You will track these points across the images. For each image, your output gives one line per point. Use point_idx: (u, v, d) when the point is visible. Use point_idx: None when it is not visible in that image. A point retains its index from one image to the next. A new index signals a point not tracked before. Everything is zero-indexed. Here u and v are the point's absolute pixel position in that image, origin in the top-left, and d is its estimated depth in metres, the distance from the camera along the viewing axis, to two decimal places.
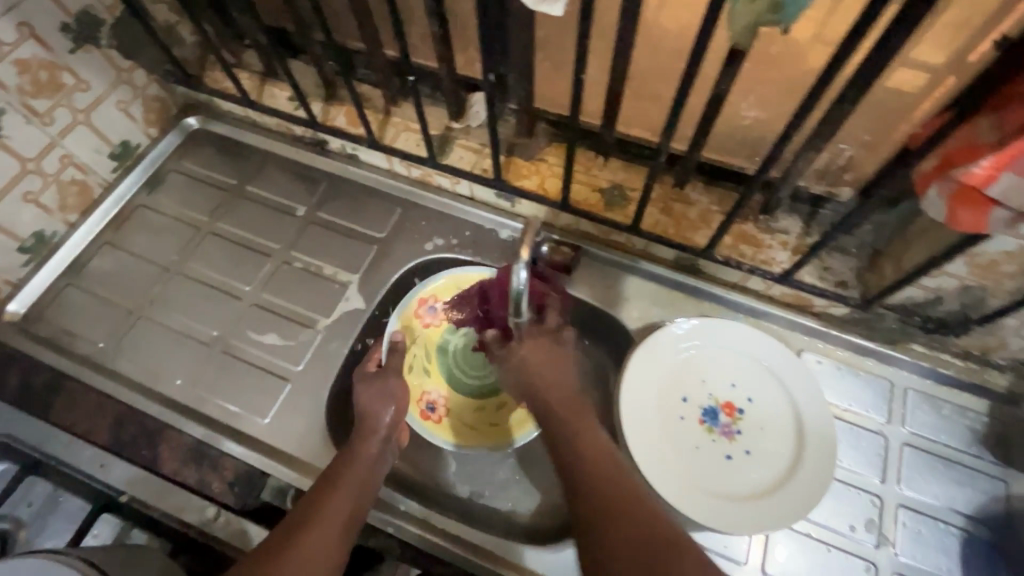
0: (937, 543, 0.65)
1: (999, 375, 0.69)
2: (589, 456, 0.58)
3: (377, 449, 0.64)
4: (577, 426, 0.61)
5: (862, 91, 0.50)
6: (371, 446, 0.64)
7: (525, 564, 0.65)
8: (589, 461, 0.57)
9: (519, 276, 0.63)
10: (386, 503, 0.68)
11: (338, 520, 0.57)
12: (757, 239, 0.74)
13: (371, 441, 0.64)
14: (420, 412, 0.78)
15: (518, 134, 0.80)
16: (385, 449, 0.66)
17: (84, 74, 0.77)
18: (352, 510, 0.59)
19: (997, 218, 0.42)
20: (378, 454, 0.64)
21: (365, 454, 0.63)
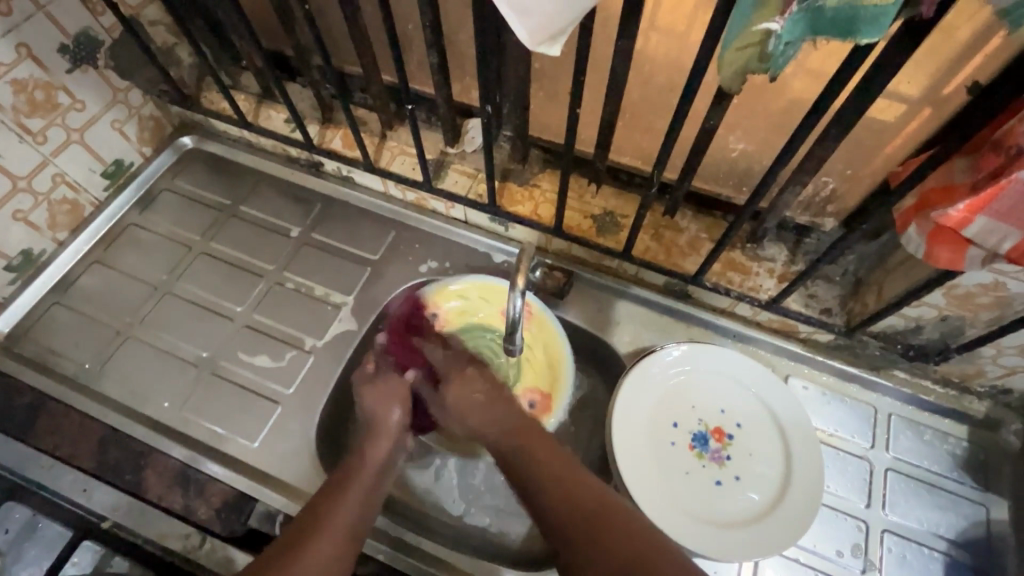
0: (922, 568, 0.66)
1: (977, 401, 0.72)
2: (550, 461, 0.57)
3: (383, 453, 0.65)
4: (534, 446, 0.59)
5: (844, 130, 0.53)
6: (379, 451, 0.65)
7: None
8: (544, 472, 0.56)
9: (514, 304, 0.63)
10: (377, 528, 0.67)
11: (346, 521, 0.57)
12: (745, 266, 0.75)
13: (381, 446, 0.65)
14: (419, 417, 0.78)
15: (512, 160, 0.82)
16: (392, 453, 0.66)
17: (80, 94, 0.78)
18: (357, 515, 0.58)
19: (973, 256, 0.43)
20: (384, 458, 0.65)
21: (372, 458, 0.64)
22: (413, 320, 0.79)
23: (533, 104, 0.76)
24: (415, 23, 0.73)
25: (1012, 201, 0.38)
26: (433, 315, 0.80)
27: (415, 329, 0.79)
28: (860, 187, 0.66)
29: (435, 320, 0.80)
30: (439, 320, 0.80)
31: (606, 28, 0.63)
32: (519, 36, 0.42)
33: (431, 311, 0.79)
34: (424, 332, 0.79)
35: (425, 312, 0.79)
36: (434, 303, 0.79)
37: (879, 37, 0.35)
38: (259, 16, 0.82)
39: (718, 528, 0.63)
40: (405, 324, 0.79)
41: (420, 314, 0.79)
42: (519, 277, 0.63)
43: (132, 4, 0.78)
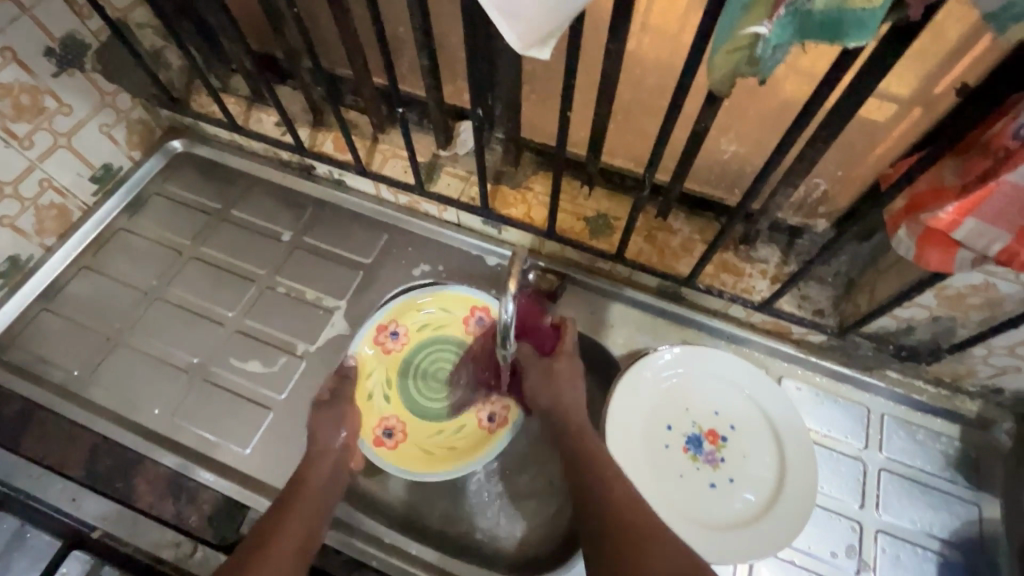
0: (915, 568, 0.66)
1: (969, 401, 0.72)
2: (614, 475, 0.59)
3: (329, 470, 0.65)
4: (598, 458, 0.61)
5: (835, 133, 0.52)
6: (324, 468, 0.65)
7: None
8: (608, 482, 0.59)
9: (507, 309, 0.63)
10: (358, 529, 0.69)
11: (293, 542, 0.57)
12: (738, 268, 0.75)
13: (325, 464, 0.65)
14: (374, 438, 0.73)
15: (504, 163, 0.81)
16: (337, 471, 0.66)
17: (66, 98, 0.77)
18: (303, 535, 0.58)
19: (962, 259, 0.43)
20: (330, 475, 0.65)
21: (318, 475, 0.64)
22: (377, 337, 0.77)
23: (524, 106, 0.76)
24: (405, 25, 0.72)
25: (1001, 202, 0.39)
26: (394, 332, 0.78)
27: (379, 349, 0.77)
28: (852, 188, 0.66)
29: (396, 339, 0.78)
30: (401, 337, 0.78)
31: (596, 30, 0.63)
32: (508, 40, 0.42)
33: (393, 327, 0.78)
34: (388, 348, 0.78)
35: (387, 330, 0.78)
36: (393, 320, 0.78)
37: (868, 40, 0.34)
38: (248, 18, 0.81)
39: (711, 531, 0.63)
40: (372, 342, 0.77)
41: (382, 330, 0.78)
42: (512, 280, 0.62)
43: (119, 7, 0.77)
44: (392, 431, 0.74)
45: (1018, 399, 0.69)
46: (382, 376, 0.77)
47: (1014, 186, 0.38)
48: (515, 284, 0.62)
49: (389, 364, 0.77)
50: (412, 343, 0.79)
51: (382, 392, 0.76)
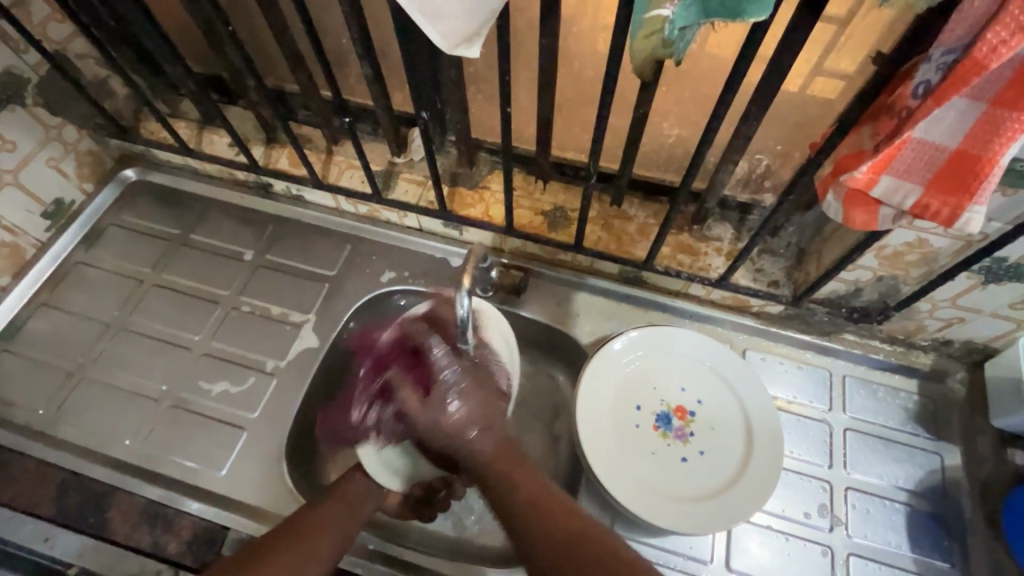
0: (886, 520, 0.68)
1: (923, 355, 0.75)
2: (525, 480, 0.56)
3: (365, 486, 0.67)
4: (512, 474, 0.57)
5: (763, 108, 0.55)
6: (359, 485, 0.67)
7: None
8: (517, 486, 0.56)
9: (462, 304, 0.64)
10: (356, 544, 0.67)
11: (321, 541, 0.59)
12: (694, 248, 0.78)
13: (360, 481, 0.67)
14: None
15: (459, 165, 0.83)
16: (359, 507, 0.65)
17: (9, 135, 0.75)
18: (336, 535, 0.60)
19: (885, 215, 0.45)
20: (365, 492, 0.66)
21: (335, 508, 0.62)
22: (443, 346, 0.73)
23: (472, 107, 0.77)
24: (346, 37, 0.73)
25: (910, 157, 0.41)
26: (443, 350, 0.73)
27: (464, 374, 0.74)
28: (791, 161, 0.69)
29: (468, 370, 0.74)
30: None
31: (531, 28, 0.64)
32: (434, 42, 0.43)
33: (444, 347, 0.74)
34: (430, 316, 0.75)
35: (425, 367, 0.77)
36: None
37: (768, 14, 0.36)
38: (191, 42, 0.82)
39: (685, 504, 0.64)
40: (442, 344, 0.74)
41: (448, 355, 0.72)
42: (467, 276, 0.63)
43: (56, 39, 0.77)
44: None
45: (966, 348, 0.72)
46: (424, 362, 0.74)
47: (920, 143, 0.40)
48: (469, 281, 0.63)
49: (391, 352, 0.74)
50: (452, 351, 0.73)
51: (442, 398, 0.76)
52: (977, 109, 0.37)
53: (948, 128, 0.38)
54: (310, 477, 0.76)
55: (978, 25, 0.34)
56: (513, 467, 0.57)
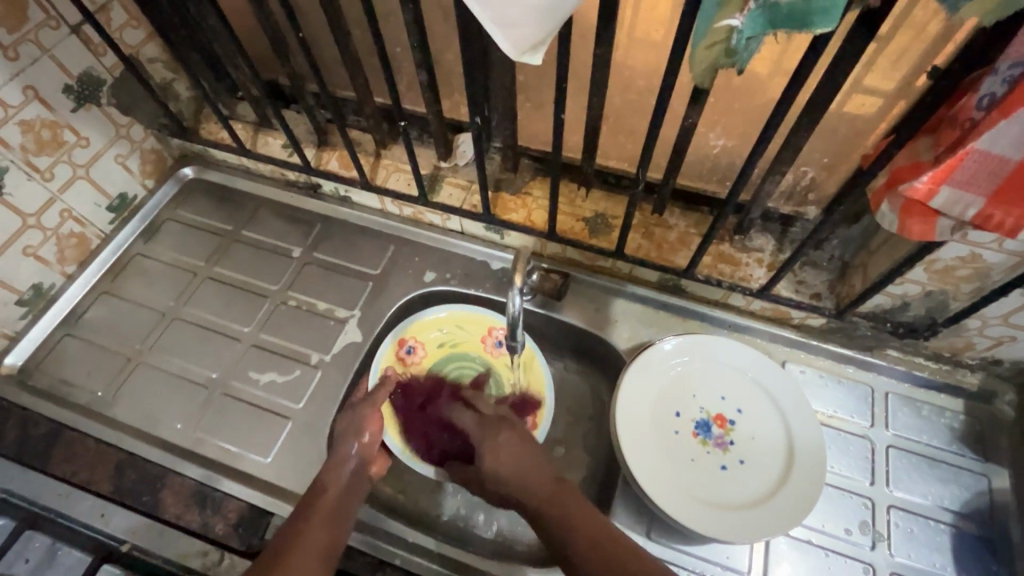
0: (929, 541, 0.67)
1: (970, 374, 0.74)
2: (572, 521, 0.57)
3: (349, 475, 0.65)
4: (569, 511, 0.58)
5: (816, 119, 0.55)
6: (339, 478, 0.64)
7: None
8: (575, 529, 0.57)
9: (513, 302, 0.66)
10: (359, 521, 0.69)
11: (322, 545, 0.57)
12: (735, 258, 0.78)
13: (340, 471, 0.65)
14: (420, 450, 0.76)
15: (503, 171, 0.85)
16: (356, 477, 0.65)
17: (84, 132, 0.81)
18: (331, 539, 0.58)
19: (943, 226, 0.45)
20: (349, 482, 0.65)
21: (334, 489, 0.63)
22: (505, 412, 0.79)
23: (520, 114, 0.79)
24: (402, 45, 0.76)
25: (971, 169, 0.40)
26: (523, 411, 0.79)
27: (480, 347, 0.83)
28: (837, 174, 0.69)
29: (498, 346, 0.83)
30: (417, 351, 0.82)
31: (584, 38, 0.66)
32: (503, 47, 0.44)
33: (525, 407, 0.79)
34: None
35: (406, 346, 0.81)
36: (410, 336, 0.82)
37: (834, 26, 0.37)
38: (255, 49, 0.87)
39: (725, 512, 0.63)
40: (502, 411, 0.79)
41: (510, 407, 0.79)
42: (518, 275, 0.65)
43: (132, 43, 0.82)
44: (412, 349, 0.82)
45: (1016, 369, 0.71)
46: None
47: (982, 155, 0.39)
48: (521, 278, 0.65)
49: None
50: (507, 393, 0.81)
51: (450, 342, 0.83)
52: None
53: (1012, 141, 0.38)
54: None
55: None
56: (571, 507, 0.59)
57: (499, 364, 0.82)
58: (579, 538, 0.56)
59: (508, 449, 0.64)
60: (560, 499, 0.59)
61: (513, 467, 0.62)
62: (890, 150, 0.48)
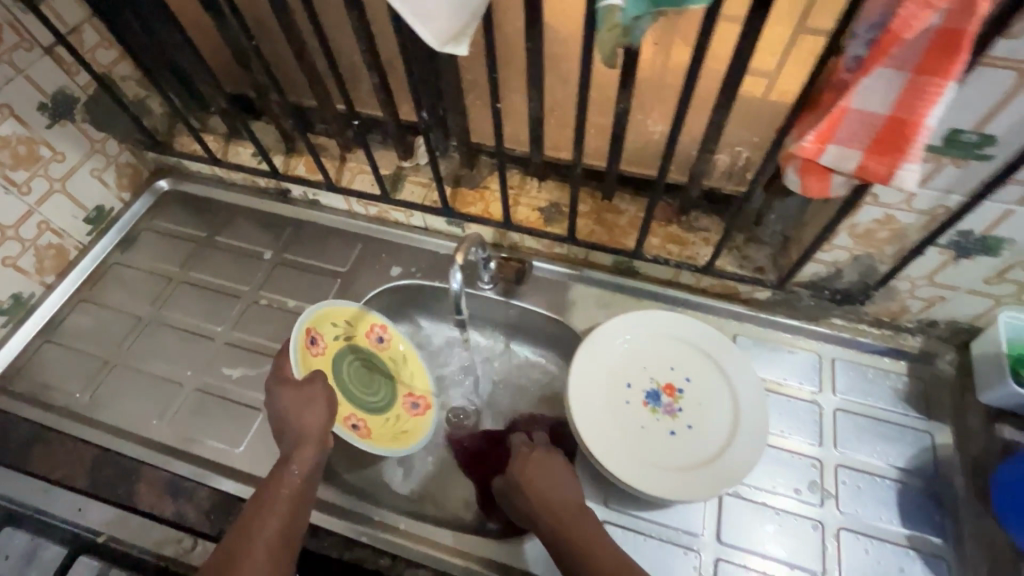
0: (876, 496, 0.69)
1: (911, 337, 0.77)
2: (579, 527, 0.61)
3: (314, 462, 0.66)
4: (580, 516, 0.62)
5: (731, 96, 0.59)
6: (307, 460, 0.66)
7: (514, 563, 0.67)
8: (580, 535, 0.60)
9: (454, 279, 0.68)
10: (326, 503, 0.71)
11: (281, 533, 0.60)
12: (682, 238, 0.81)
13: (309, 453, 0.66)
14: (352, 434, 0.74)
15: (461, 167, 0.89)
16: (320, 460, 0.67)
17: (60, 147, 0.85)
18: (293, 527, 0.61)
19: (837, 181, 0.49)
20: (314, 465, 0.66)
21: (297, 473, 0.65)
22: (400, 402, 0.84)
23: (472, 113, 0.84)
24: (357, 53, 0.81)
25: (850, 126, 0.44)
26: (415, 402, 0.85)
27: (364, 342, 0.83)
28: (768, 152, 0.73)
29: (380, 342, 0.85)
30: (319, 342, 0.78)
31: (523, 36, 0.71)
32: (426, 40, 0.48)
33: (416, 397, 0.85)
34: (413, 423, 0.82)
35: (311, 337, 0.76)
36: (315, 327, 0.77)
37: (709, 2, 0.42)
38: (222, 64, 0.91)
39: (673, 474, 0.66)
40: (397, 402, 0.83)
41: (403, 398, 0.84)
42: (458, 255, 0.68)
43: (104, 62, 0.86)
44: (313, 340, 0.77)
45: (952, 329, 0.74)
46: (388, 410, 0.82)
47: (857, 112, 0.43)
48: (460, 257, 0.68)
49: (379, 431, 0.78)
50: (396, 386, 0.85)
51: (344, 333, 0.81)
52: (902, 79, 0.40)
53: (880, 97, 0.41)
54: None
55: (891, 6, 0.38)
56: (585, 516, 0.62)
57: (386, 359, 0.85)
58: (585, 542, 0.59)
59: (541, 466, 0.66)
60: (575, 512, 0.62)
61: (540, 481, 0.65)
62: (791, 117, 0.52)
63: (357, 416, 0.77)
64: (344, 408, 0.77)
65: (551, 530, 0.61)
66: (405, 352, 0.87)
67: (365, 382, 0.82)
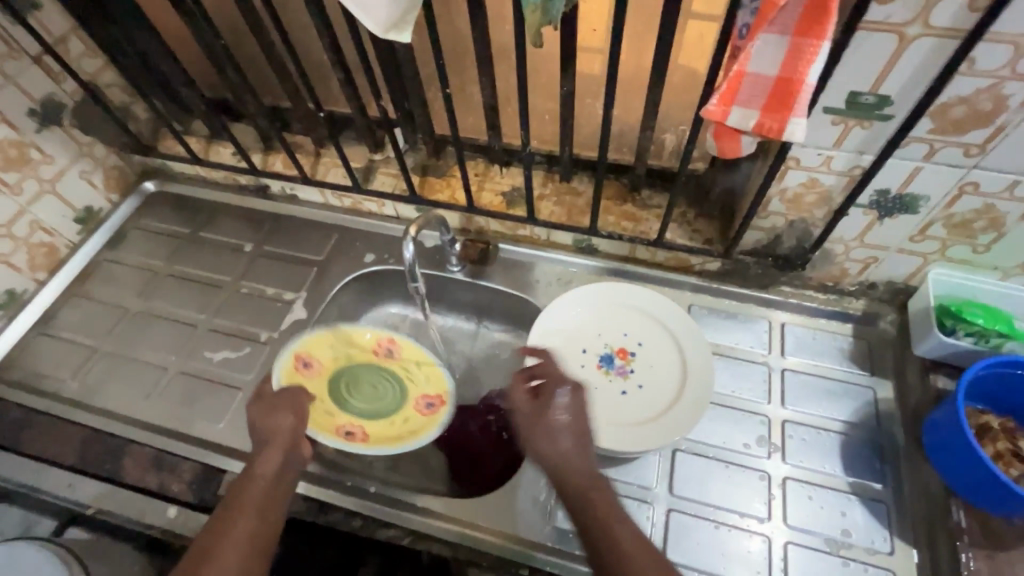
0: (822, 448, 0.73)
1: (855, 300, 0.81)
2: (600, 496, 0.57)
3: (283, 459, 0.66)
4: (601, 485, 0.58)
5: (660, 74, 0.64)
6: (276, 462, 0.65)
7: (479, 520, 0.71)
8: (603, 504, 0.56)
9: (407, 250, 0.72)
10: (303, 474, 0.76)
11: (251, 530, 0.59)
12: (636, 215, 0.86)
13: (277, 455, 0.66)
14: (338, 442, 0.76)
15: (428, 158, 0.95)
16: (291, 458, 0.66)
17: (49, 150, 0.90)
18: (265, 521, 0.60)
19: (746, 142, 0.53)
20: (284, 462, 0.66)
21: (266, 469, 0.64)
22: (411, 403, 0.82)
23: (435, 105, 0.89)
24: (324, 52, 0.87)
25: (748, 89, 0.48)
26: (429, 402, 0.82)
27: (371, 351, 0.85)
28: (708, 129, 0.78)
29: (389, 348, 0.85)
30: (316, 362, 0.83)
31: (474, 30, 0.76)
32: (368, 27, 0.53)
33: (430, 397, 0.82)
34: (422, 423, 0.80)
35: (302, 359, 0.81)
36: (306, 350, 0.82)
37: None
38: (200, 69, 0.97)
39: (623, 429, 0.70)
40: (410, 404, 0.82)
41: (416, 400, 0.82)
42: (411, 227, 0.72)
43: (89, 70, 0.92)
44: (307, 361, 0.82)
45: (890, 290, 0.78)
46: (396, 414, 0.82)
47: (752, 75, 0.47)
48: (414, 230, 0.73)
49: (381, 435, 0.80)
50: (408, 390, 0.83)
51: (345, 349, 0.85)
52: (785, 41, 0.45)
53: (769, 59, 0.46)
54: None
55: None
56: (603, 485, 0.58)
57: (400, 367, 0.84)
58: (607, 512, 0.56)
59: (570, 422, 0.60)
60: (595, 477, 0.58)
61: (564, 438, 0.60)
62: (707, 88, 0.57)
63: (356, 423, 0.80)
64: (341, 417, 0.80)
65: (573, 503, 0.57)
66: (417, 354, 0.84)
67: (374, 393, 0.84)
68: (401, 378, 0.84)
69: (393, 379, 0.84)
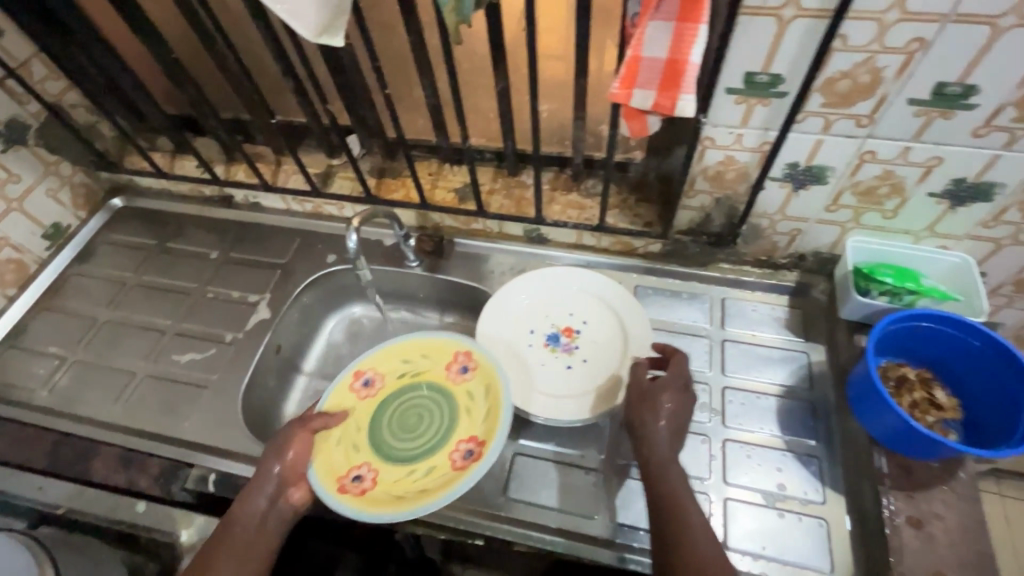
0: (759, 410, 0.77)
1: (788, 273, 0.86)
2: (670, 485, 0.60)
3: (264, 505, 0.64)
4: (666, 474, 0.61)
5: (582, 67, 0.69)
6: (257, 508, 0.63)
7: None
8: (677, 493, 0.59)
9: (350, 240, 0.77)
10: None
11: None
12: (581, 203, 0.91)
13: (258, 501, 0.63)
14: (341, 485, 0.67)
15: (384, 161, 0.99)
16: (275, 505, 0.64)
17: (16, 170, 0.93)
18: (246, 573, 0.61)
19: (652, 121, 0.58)
20: (268, 505, 0.64)
21: (246, 517, 0.63)
22: (450, 449, 0.71)
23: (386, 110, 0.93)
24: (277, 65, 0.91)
25: (645, 71, 0.53)
26: (468, 451, 0.69)
27: (442, 373, 0.77)
28: None
29: (463, 371, 0.76)
30: (375, 382, 0.78)
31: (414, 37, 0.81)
32: (301, 33, 0.58)
33: (472, 445, 0.70)
34: (448, 477, 0.67)
35: (361, 376, 0.78)
36: (371, 367, 0.79)
37: None
38: (162, 87, 1.01)
39: (567, 400, 0.74)
40: (444, 455, 0.70)
41: (457, 445, 0.71)
42: (354, 219, 0.77)
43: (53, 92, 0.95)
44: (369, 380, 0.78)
45: (818, 260, 0.83)
46: (423, 461, 0.70)
47: (647, 58, 0.52)
48: (357, 221, 0.77)
49: (389, 488, 0.68)
50: (456, 427, 0.73)
51: (410, 371, 0.78)
52: (670, 26, 0.50)
53: (660, 43, 0.51)
54: (265, 430, 0.87)
55: None
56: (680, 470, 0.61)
57: (461, 396, 0.74)
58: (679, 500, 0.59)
59: (664, 411, 0.64)
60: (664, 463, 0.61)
61: (646, 426, 0.64)
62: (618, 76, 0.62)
63: (373, 466, 0.70)
64: (363, 455, 0.71)
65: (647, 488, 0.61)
66: (488, 385, 0.74)
67: (419, 426, 0.74)
68: (455, 411, 0.74)
69: (449, 412, 0.74)
